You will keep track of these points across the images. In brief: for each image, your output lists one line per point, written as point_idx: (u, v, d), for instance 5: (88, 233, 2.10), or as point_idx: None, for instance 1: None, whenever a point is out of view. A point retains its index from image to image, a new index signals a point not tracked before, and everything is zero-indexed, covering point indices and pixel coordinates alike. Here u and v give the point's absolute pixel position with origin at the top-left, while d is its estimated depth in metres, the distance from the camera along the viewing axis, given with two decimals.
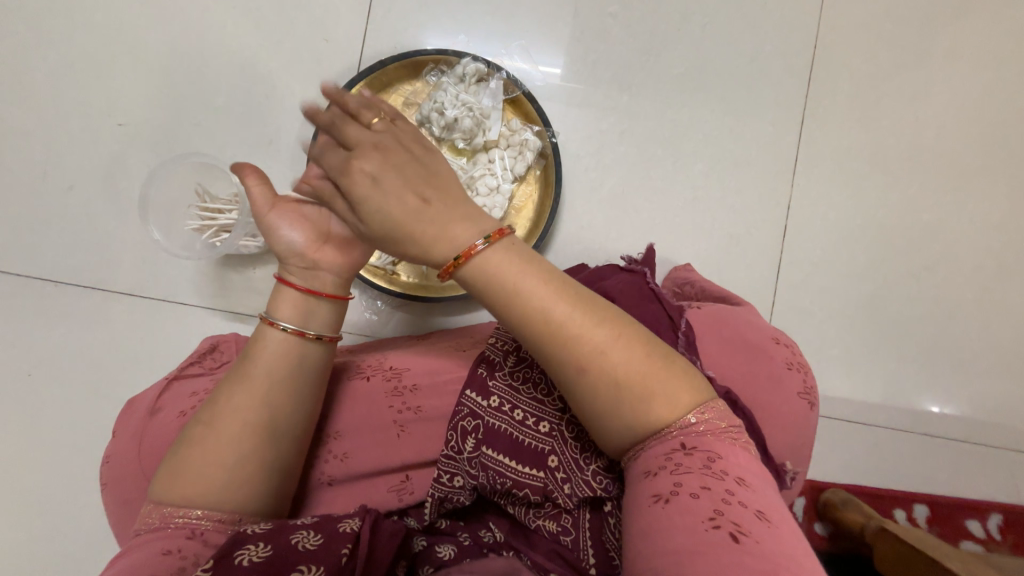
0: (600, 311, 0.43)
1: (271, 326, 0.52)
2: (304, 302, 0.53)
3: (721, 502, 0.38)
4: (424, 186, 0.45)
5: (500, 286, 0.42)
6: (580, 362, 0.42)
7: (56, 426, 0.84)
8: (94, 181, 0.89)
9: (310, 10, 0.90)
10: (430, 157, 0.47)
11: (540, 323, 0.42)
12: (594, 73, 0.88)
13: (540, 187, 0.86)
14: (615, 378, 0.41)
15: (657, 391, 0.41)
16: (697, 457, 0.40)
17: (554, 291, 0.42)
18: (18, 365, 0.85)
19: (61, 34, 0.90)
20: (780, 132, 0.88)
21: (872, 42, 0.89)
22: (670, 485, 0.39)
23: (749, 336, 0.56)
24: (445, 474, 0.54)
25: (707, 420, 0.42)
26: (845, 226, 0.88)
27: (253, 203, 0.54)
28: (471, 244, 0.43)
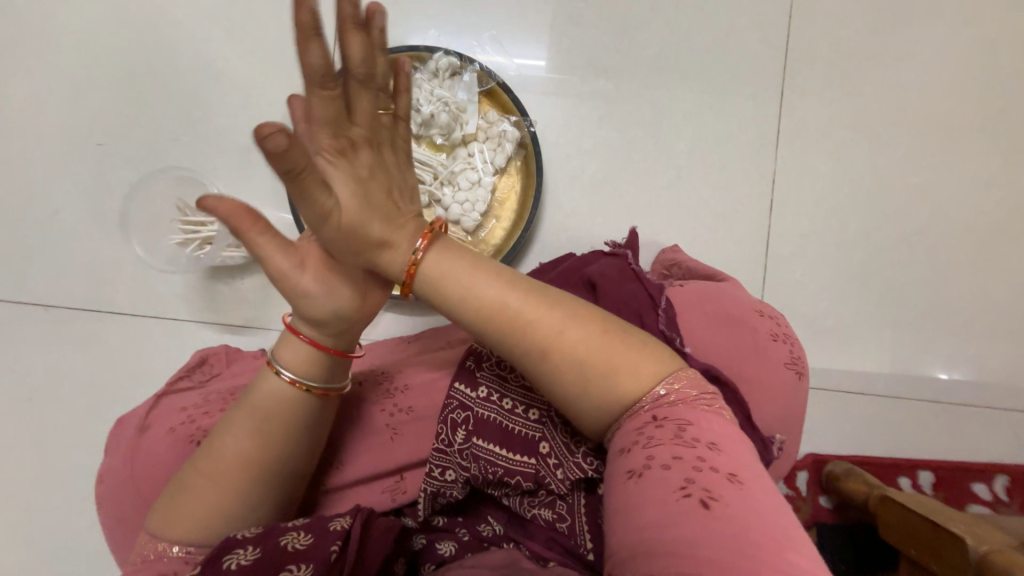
0: (550, 295, 0.45)
1: (276, 373, 0.49)
2: (310, 357, 0.48)
3: (692, 469, 0.38)
4: (395, 201, 0.46)
5: (454, 292, 0.44)
6: (543, 348, 0.43)
7: (56, 449, 0.85)
8: (77, 202, 0.89)
9: (280, 17, 0.90)
10: (405, 170, 0.47)
11: (499, 322, 0.43)
12: (569, 59, 0.88)
13: (522, 178, 0.85)
14: (578, 355, 0.43)
15: (620, 366, 0.43)
16: (668, 428, 0.40)
17: (505, 288, 0.44)
18: (15, 390, 0.86)
19: (33, 59, 0.89)
20: (761, 106, 0.87)
21: (848, 8, 0.87)
22: (642, 459, 0.39)
23: (733, 310, 0.56)
24: (437, 468, 0.54)
25: (677, 390, 0.43)
26: (833, 195, 0.87)
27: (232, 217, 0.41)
28: (417, 248, 0.45)
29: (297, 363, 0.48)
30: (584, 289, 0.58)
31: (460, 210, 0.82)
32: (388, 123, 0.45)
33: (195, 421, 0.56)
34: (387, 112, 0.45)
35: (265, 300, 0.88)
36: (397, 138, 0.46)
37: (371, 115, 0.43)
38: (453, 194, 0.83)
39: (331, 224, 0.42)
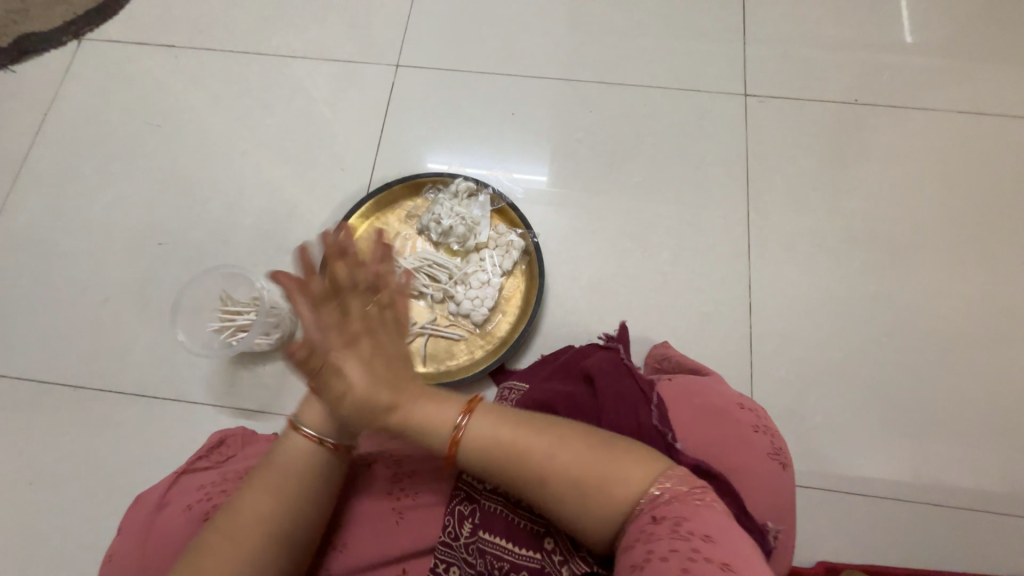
0: (537, 423, 0.51)
1: (297, 431, 0.56)
2: (330, 414, 0.55)
3: (688, 559, 0.40)
4: (395, 371, 0.53)
5: (475, 442, 0.51)
6: (545, 475, 0.49)
7: (58, 534, 0.86)
8: (128, 292, 1.00)
9: (330, 147, 1.09)
10: (399, 339, 0.55)
11: (500, 452, 0.50)
12: (567, 183, 1.05)
13: (526, 279, 0.96)
14: (575, 475, 0.48)
15: (613, 481, 0.47)
16: (665, 524, 0.43)
17: (502, 419, 0.51)
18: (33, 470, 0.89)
19: (124, 177, 1.09)
20: (731, 223, 1.02)
21: (794, 150, 1.07)
22: (643, 553, 0.42)
23: (717, 402, 0.61)
24: (441, 564, 0.55)
25: (671, 487, 0.46)
26: (804, 300, 0.97)
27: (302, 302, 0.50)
28: (454, 419, 0.52)
29: (315, 422, 0.55)
30: (583, 382, 0.64)
31: (470, 305, 0.92)
32: (377, 313, 0.54)
33: (212, 500, 0.59)
34: (374, 305, 0.54)
35: (283, 385, 0.93)
36: (387, 321, 0.54)
37: (363, 312, 0.53)
38: (465, 292, 0.94)
39: (346, 404, 0.52)
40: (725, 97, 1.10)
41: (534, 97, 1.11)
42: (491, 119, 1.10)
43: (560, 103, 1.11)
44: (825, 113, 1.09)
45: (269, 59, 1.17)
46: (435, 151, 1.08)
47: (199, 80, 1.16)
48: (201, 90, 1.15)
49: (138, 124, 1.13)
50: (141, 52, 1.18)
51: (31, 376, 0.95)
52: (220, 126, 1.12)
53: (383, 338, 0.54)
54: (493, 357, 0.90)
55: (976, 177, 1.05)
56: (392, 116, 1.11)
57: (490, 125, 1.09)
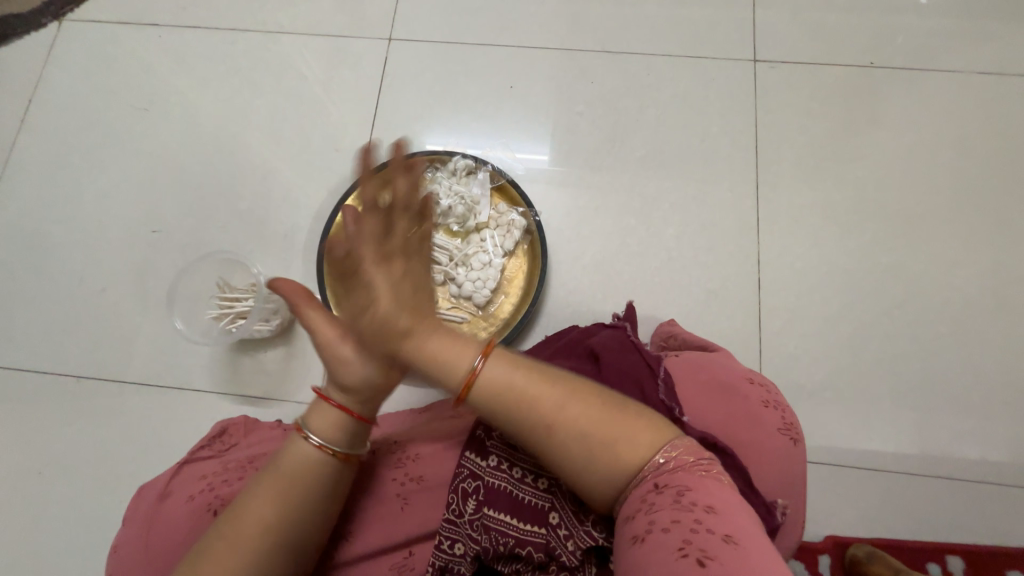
0: (549, 373, 0.49)
1: (304, 438, 0.53)
2: (336, 420, 0.53)
3: (690, 530, 0.40)
4: (419, 300, 0.50)
5: (495, 391, 0.47)
6: (550, 425, 0.47)
7: (71, 521, 0.87)
8: (125, 281, 0.99)
9: (323, 127, 1.06)
10: (431, 273, 0.52)
11: (509, 397, 0.47)
12: (568, 159, 1.02)
13: (528, 259, 0.94)
14: (582, 429, 0.46)
15: (622, 444, 0.45)
16: (667, 493, 0.42)
17: (519, 365, 0.48)
18: (44, 460, 0.90)
19: (114, 163, 1.06)
20: (738, 197, 0.98)
21: (804, 118, 1.03)
22: (645, 524, 0.42)
23: (726, 378, 0.59)
24: (445, 540, 0.55)
25: (677, 457, 0.45)
26: (814, 274, 0.95)
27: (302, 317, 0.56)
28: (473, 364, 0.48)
29: (323, 424, 0.53)
30: (588, 359, 0.62)
31: (472, 287, 0.91)
32: (418, 239, 0.51)
33: (214, 491, 0.58)
34: (417, 228, 0.52)
35: (285, 371, 0.92)
36: (425, 250, 0.52)
37: (406, 235, 0.51)
38: (466, 273, 0.92)
39: (369, 313, 0.49)
40: (731, 64, 1.05)
41: (532, 70, 1.07)
42: (487, 95, 1.06)
43: (559, 76, 1.06)
44: (837, 79, 1.04)
45: (255, 37, 1.12)
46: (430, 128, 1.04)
47: (184, 61, 1.12)
48: (187, 71, 1.11)
49: (124, 109, 1.09)
50: (124, 33, 1.14)
51: (33, 367, 0.95)
52: (208, 108, 1.09)
53: (414, 271, 0.51)
54: (496, 338, 0.89)
55: (994, 143, 1.00)
56: (385, 94, 1.07)
57: (488, 101, 1.05)
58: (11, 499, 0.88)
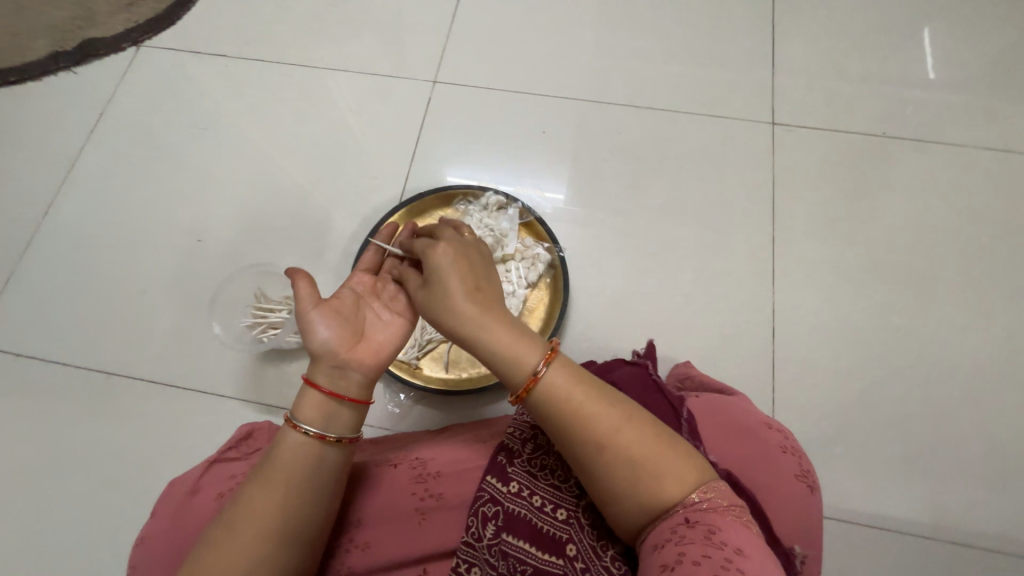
0: (609, 398, 0.54)
1: (295, 428, 0.57)
2: (326, 405, 0.58)
3: (720, 567, 0.42)
4: (478, 282, 0.60)
5: (553, 396, 0.53)
6: (599, 439, 0.52)
7: (84, 515, 0.88)
8: (165, 285, 1.04)
9: (365, 156, 1.13)
10: (488, 271, 0.63)
11: (566, 406, 0.53)
12: (592, 201, 1.07)
13: (550, 292, 0.98)
14: (630, 456, 0.51)
15: (666, 474, 0.50)
16: (699, 530, 0.46)
17: (579, 380, 0.54)
18: (66, 452, 0.92)
19: (169, 175, 1.14)
20: (754, 248, 1.03)
21: (819, 178, 1.08)
22: (674, 555, 0.44)
23: (744, 421, 0.61)
24: (463, 563, 0.56)
25: (710, 498, 0.48)
26: (826, 327, 0.97)
27: (298, 299, 0.61)
28: (535, 367, 0.54)
29: (310, 415, 0.57)
30: None
31: None
32: (475, 245, 0.65)
33: None
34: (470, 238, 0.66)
35: None
36: (481, 252, 0.65)
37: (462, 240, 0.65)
38: None
39: (435, 269, 0.61)
40: (750, 124, 1.13)
41: (563, 117, 1.15)
42: (520, 137, 1.13)
43: (588, 124, 1.14)
44: (850, 145, 1.11)
45: (311, 71, 1.23)
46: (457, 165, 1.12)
47: (244, 88, 1.22)
48: (246, 97, 1.21)
49: (184, 127, 1.19)
50: (193, 60, 1.25)
51: (68, 361, 0.99)
52: (261, 131, 1.17)
53: (469, 257, 0.62)
54: None
55: (1003, 215, 1.05)
56: (426, 130, 1.15)
57: (519, 143, 1.13)
58: (30, 488, 0.90)
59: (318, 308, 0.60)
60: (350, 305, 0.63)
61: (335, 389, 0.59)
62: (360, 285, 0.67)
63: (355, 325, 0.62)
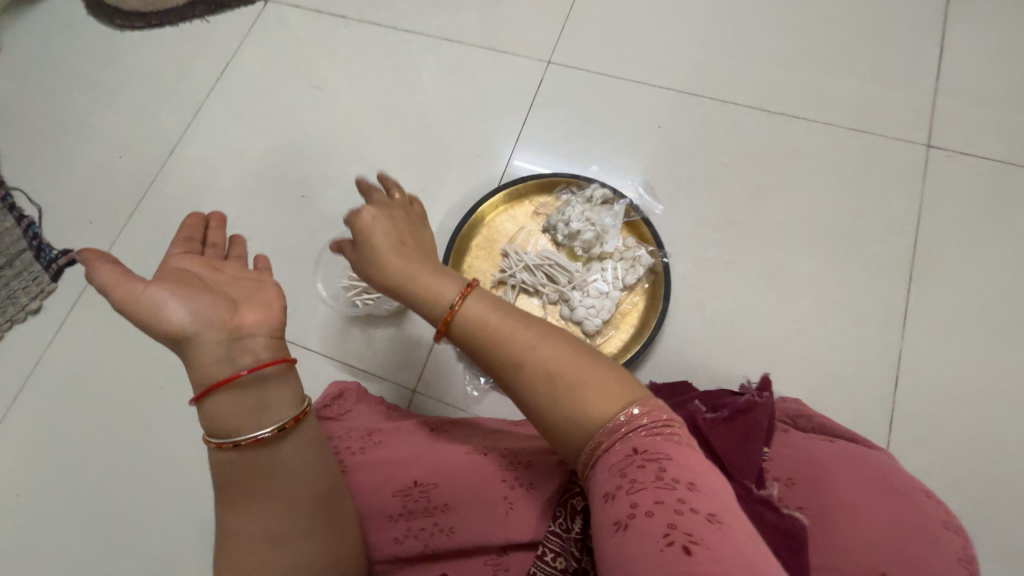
0: (528, 323, 0.50)
1: (217, 446, 0.48)
2: (232, 404, 0.47)
3: (674, 513, 0.37)
4: (409, 240, 0.58)
5: (476, 328, 0.50)
6: (522, 364, 0.48)
7: (186, 436, 0.97)
8: (269, 235, 1.08)
9: (470, 133, 1.12)
10: (417, 228, 0.61)
11: (488, 338, 0.49)
12: (704, 207, 1.00)
13: (647, 298, 0.93)
14: (549, 371, 0.47)
15: (587, 391, 0.45)
16: (649, 469, 0.39)
17: (493, 308, 0.50)
18: (172, 377, 1.00)
19: (283, 129, 1.18)
20: (885, 284, 0.92)
21: (978, 216, 0.94)
22: (626, 505, 0.38)
23: (890, 481, 0.52)
24: (549, 553, 0.56)
25: (647, 417, 0.42)
26: (961, 386, 0.86)
27: (117, 294, 0.47)
28: (452, 300, 0.51)
29: (230, 418, 0.47)
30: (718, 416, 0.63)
31: (585, 313, 0.90)
32: (405, 204, 0.64)
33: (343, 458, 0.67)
34: (402, 197, 0.64)
35: (391, 351, 0.97)
36: (410, 212, 0.63)
37: (392, 203, 0.62)
38: (582, 298, 0.92)
39: (375, 232, 0.57)
40: (900, 145, 1.00)
41: (683, 114, 1.07)
42: (634, 130, 1.07)
43: (711, 124, 1.05)
44: (1022, 181, 0.96)
45: (427, 40, 1.22)
46: (531, 152, 1.08)
47: (361, 52, 1.23)
48: (362, 60, 1.22)
49: (302, 84, 1.22)
50: (315, 19, 1.28)
51: None
52: (373, 96, 1.18)
53: (399, 212, 0.61)
54: None
55: None
56: (535, 112, 1.11)
57: (633, 136, 1.06)
58: (141, 403, 1.00)
59: (155, 284, 0.47)
60: (200, 280, 0.50)
61: (242, 372, 0.47)
62: (185, 254, 0.54)
63: (228, 296, 0.49)
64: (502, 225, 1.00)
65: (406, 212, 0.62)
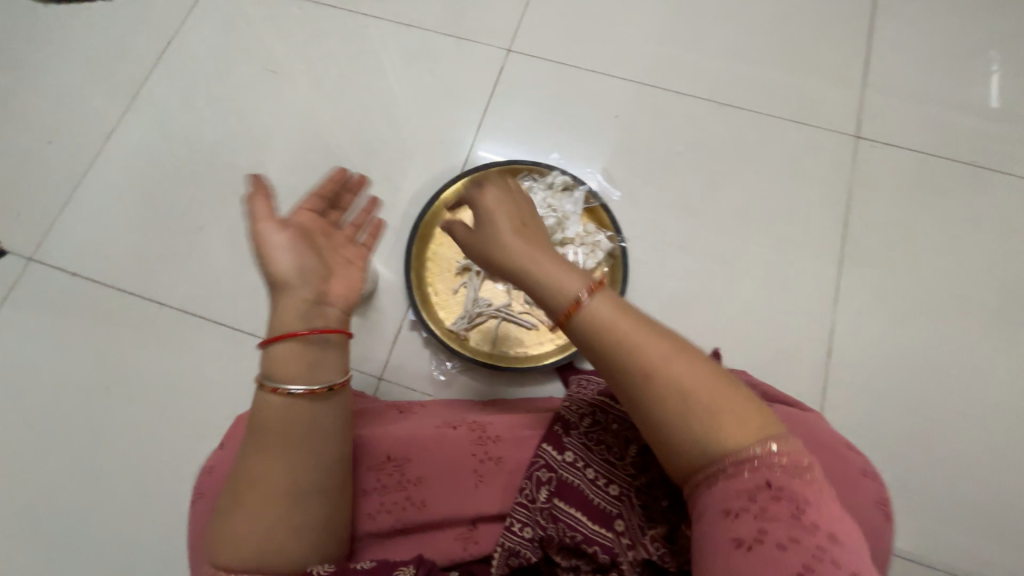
0: (655, 328, 0.48)
1: (267, 388, 0.53)
2: (298, 357, 0.53)
3: (811, 556, 0.38)
4: (525, 229, 0.57)
5: (600, 327, 0.48)
6: (648, 371, 0.46)
7: (138, 437, 0.93)
8: (224, 225, 1.04)
9: (432, 120, 1.11)
10: (533, 216, 0.60)
11: (612, 337, 0.48)
12: (660, 194, 1.05)
13: (606, 282, 0.96)
14: (680, 387, 0.45)
15: (729, 418, 0.44)
16: (785, 506, 0.40)
17: (622, 309, 0.49)
18: (120, 375, 0.95)
19: (234, 115, 1.13)
20: (821, 264, 1.00)
21: (900, 201, 1.04)
22: (754, 532, 0.39)
23: (821, 437, 0.59)
24: (517, 523, 0.59)
25: (786, 455, 0.42)
26: (885, 354, 0.95)
27: (255, 228, 0.57)
28: (577, 295, 0.49)
29: (288, 368, 0.53)
30: None
31: None
32: (514, 187, 0.63)
33: None
34: (514, 184, 0.64)
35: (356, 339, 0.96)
36: (525, 198, 0.62)
37: (508, 188, 0.62)
38: None
39: (491, 218, 0.58)
40: (834, 136, 1.08)
41: (639, 104, 1.11)
42: (594, 119, 1.10)
43: (665, 114, 1.10)
44: (936, 169, 1.06)
45: (384, 25, 1.19)
46: (490, 142, 1.09)
47: (315, 35, 1.19)
48: (316, 44, 1.18)
49: (253, 67, 1.17)
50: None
51: (125, 288, 1.00)
52: (329, 81, 1.15)
53: (518, 201, 0.61)
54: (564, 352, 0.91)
55: None
56: (497, 100, 1.12)
57: (592, 125, 1.10)
58: (86, 404, 0.94)
59: (285, 231, 0.58)
60: (313, 238, 0.60)
61: (314, 330, 0.55)
62: (307, 210, 0.62)
63: (326, 262, 0.59)
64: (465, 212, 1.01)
65: (518, 199, 0.61)
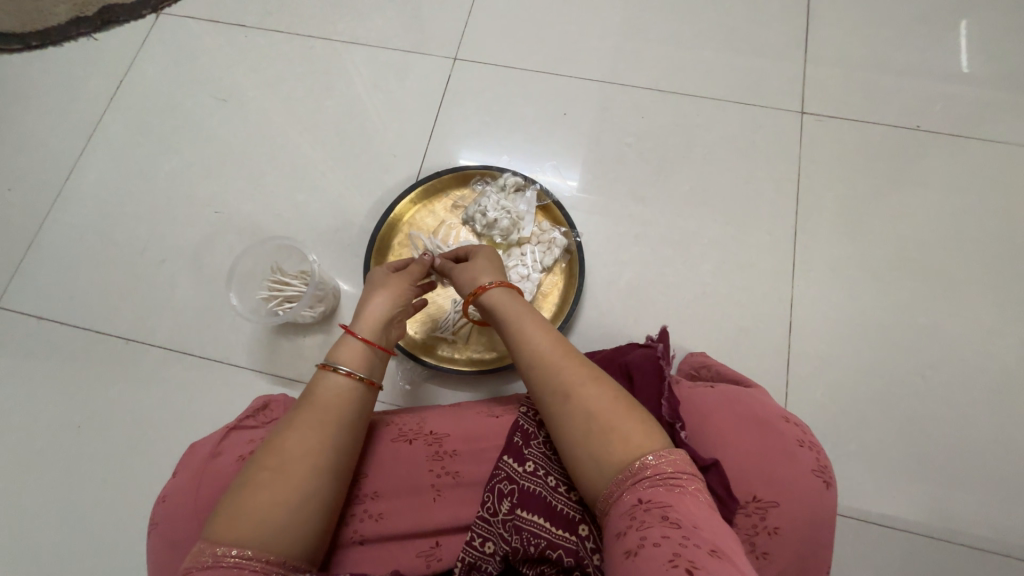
0: (587, 364, 0.59)
1: (333, 370, 0.61)
2: (367, 353, 0.65)
3: (678, 545, 0.43)
4: (489, 267, 0.75)
5: (509, 314, 0.65)
6: (566, 391, 0.56)
7: (108, 471, 0.92)
8: (185, 255, 1.05)
9: (383, 134, 1.12)
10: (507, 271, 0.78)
11: (533, 346, 0.61)
12: (612, 186, 1.06)
13: (565, 277, 0.97)
14: (591, 412, 0.54)
15: (627, 438, 0.51)
16: (654, 513, 0.46)
17: (543, 326, 0.63)
18: (90, 412, 0.95)
19: (189, 146, 1.14)
20: (777, 240, 1.01)
21: (849, 172, 1.05)
22: (636, 540, 0.45)
23: (762, 414, 0.62)
24: (477, 537, 0.59)
25: (660, 463, 0.49)
26: (846, 324, 0.96)
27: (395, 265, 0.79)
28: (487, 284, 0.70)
29: (352, 358, 0.63)
30: (622, 376, 0.70)
31: None
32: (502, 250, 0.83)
33: None
34: None
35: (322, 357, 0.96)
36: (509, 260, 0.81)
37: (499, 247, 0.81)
38: None
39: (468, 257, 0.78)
40: (780, 113, 1.09)
41: (586, 100, 1.12)
42: (542, 118, 1.11)
43: (612, 107, 1.11)
44: (882, 137, 1.07)
45: (331, 45, 1.21)
46: (468, 148, 1.10)
47: (263, 61, 1.21)
48: (265, 70, 1.20)
49: (205, 98, 1.18)
50: (212, 30, 1.24)
51: (90, 326, 1.01)
52: (281, 105, 1.17)
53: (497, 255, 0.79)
54: None
55: None
56: (446, 108, 1.13)
57: (541, 124, 1.11)
58: (57, 445, 0.94)
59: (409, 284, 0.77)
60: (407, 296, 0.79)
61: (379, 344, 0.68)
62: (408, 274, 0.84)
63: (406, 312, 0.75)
64: (422, 222, 1.02)
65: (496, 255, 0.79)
